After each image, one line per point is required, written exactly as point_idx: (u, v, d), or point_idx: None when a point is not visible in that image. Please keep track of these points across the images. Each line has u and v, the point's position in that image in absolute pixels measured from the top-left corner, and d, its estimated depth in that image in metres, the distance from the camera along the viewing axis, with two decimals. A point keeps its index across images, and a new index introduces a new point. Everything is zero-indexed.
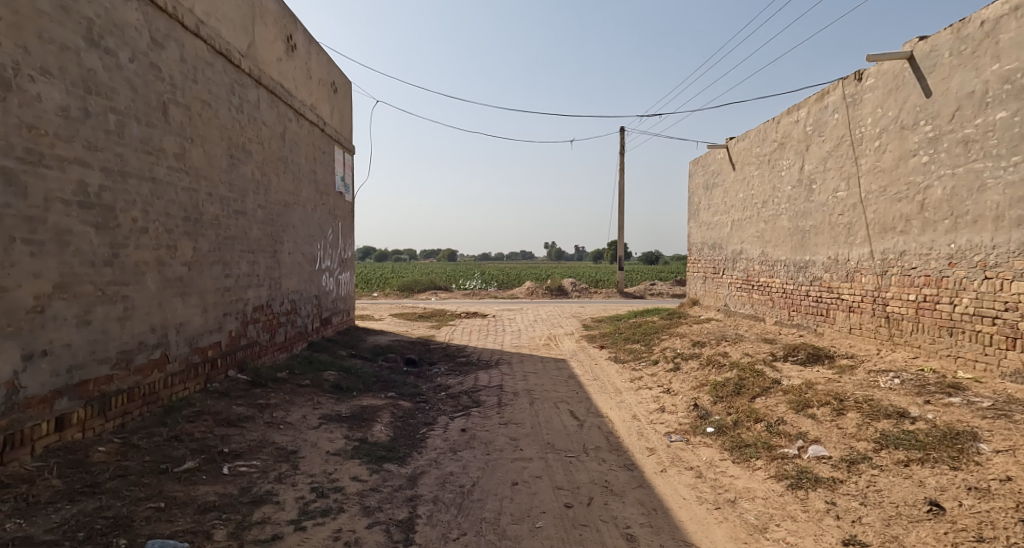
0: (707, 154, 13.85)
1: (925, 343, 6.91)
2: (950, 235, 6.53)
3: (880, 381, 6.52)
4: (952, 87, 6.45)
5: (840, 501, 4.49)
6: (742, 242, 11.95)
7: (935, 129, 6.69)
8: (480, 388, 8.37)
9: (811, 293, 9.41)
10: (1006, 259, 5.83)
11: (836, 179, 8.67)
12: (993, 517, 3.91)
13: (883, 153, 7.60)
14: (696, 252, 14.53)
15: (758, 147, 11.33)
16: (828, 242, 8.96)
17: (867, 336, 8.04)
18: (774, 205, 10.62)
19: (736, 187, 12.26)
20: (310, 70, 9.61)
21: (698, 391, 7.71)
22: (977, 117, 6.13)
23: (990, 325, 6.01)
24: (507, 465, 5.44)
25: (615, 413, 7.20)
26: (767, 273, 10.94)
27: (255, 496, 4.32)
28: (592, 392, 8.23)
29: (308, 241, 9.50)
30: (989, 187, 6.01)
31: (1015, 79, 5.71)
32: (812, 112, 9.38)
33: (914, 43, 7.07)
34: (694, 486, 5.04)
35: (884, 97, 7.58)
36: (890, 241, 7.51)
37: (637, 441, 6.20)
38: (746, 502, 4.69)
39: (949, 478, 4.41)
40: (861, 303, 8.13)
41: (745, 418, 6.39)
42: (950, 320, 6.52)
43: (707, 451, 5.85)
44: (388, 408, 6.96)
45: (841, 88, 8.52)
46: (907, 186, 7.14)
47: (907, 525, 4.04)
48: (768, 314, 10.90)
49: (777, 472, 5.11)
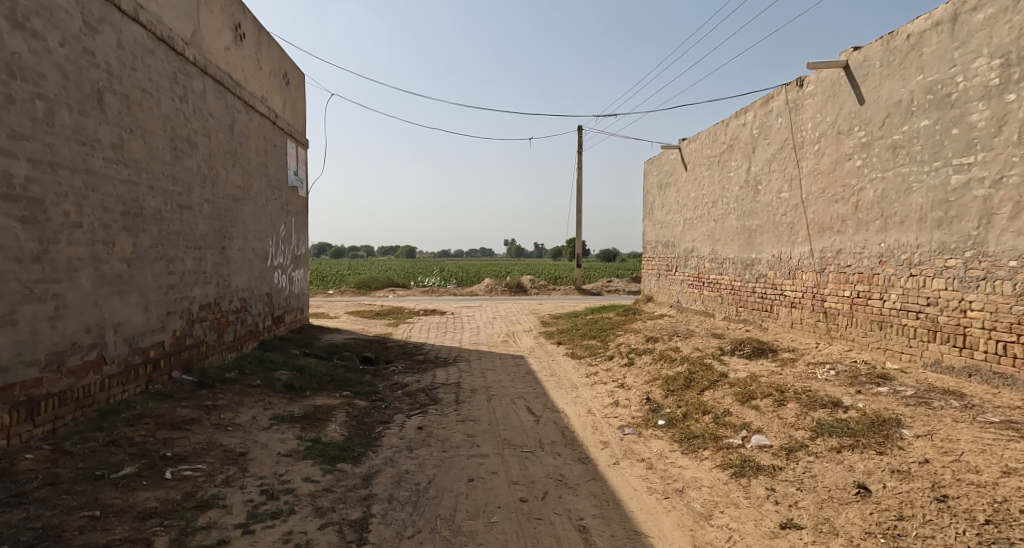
0: (661, 154, 14.20)
1: (859, 336, 7.33)
2: (880, 235, 6.93)
3: (818, 373, 6.88)
4: (882, 95, 6.84)
5: (778, 487, 4.73)
6: (694, 240, 12.33)
7: (868, 135, 7.09)
8: (438, 385, 8.37)
9: (757, 289, 9.80)
10: (929, 257, 6.22)
11: (780, 181, 9.06)
12: (913, 496, 4.18)
13: (823, 156, 7.99)
14: (651, 250, 14.87)
15: (709, 148, 11.69)
16: (772, 240, 9.36)
17: (807, 330, 8.45)
18: (723, 205, 11.00)
19: (688, 187, 12.61)
20: (260, 61, 9.36)
21: (651, 385, 7.93)
22: (904, 125, 6.52)
23: (915, 319, 6.42)
24: (463, 461, 5.49)
25: (570, 408, 7.34)
26: (716, 270, 11.32)
27: (200, 501, 4.23)
28: (549, 388, 8.36)
29: (259, 237, 9.27)
30: (914, 190, 6.39)
31: (936, 90, 6.10)
32: (757, 115, 9.77)
33: (849, 52, 7.44)
34: (645, 477, 5.22)
35: (823, 103, 7.98)
36: (828, 240, 7.91)
37: (591, 435, 6.34)
38: (693, 491, 4.88)
39: (876, 463, 4.70)
40: (802, 299, 8.53)
41: (694, 411, 6.63)
42: (880, 315, 6.93)
43: (658, 443, 6.04)
44: (342, 408, 6.88)
45: (785, 93, 8.90)
46: (844, 188, 7.54)
47: (837, 507, 4.30)
48: (718, 310, 11.28)
49: (723, 461, 5.34)
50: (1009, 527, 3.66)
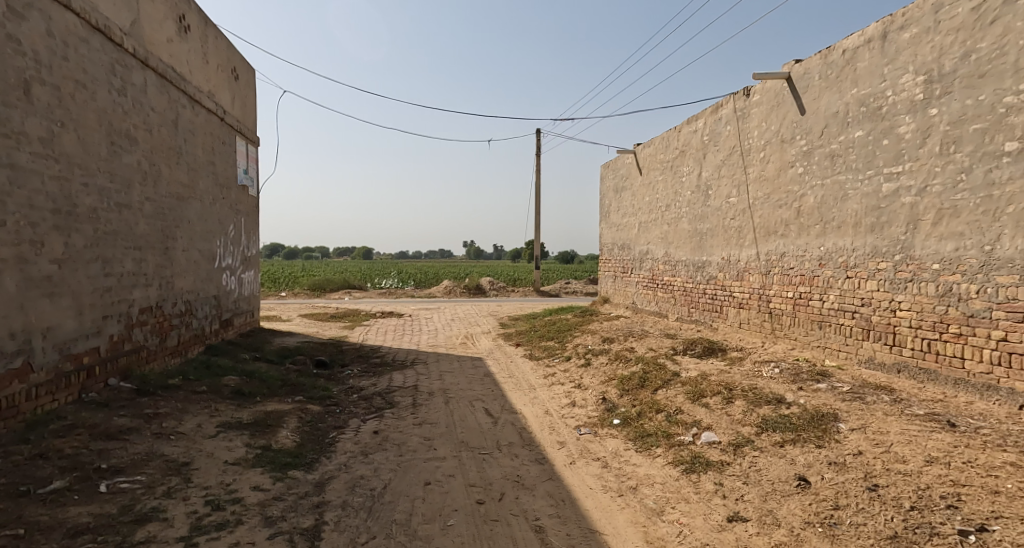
0: (617, 158, 14.49)
1: (801, 335, 7.69)
2: (820, 239, 7.29)
3: (764, 371, 7.18)
4: (821, 107, 7.21)
5: (726, 482, 4.92)
6: (648, 243, 12.63)
7: (808, 144, 7.46)
8: (394, 389, 8.31)
9: (708, 290, 10.13)
10: (863, 260, 6.59)
11: (729, 186, 9.40)
12: (847, 486, 4.42)
13: (768, 163, 8.34)
14: (607, 252, 15.15)
15: (662, 153, 12.01)
16: (722, 243, 9.70)
17: (754, 330, 8.79)
18: (676, 209, 11.32)
19: (643, 191, 12.92)
20: (206, 54, 9.08)
21: (606, 385, 8.10)
22: (841, 135, 6.88)
23: (851, 318, 6.79)
24: (420, 465, 5.48)
25: (527, 409, 7.41)
26: (669, 272, 11.64)
27: (139, 514, 4.08)
28: (507, 389, 8.41)
29: (206, 237, 8.98)
30: (850, 197, 6.75)
31: (869, 103, 6.47)
32: (707, 123, 10.11)
33: (791, 65, 7.79)
34: (600, 476, 5.33)
35: (768, 112, 8.33)
36: (773, 243, 8.25)
37: (548, 436, 6.43)
38: (646, 488, 5.02)
39: (815, 455, 4.95)
40: (749, 300, 8.87)
41: (648, 409, 6.81)
42: (820, 315, 7.29)
43: (613, 442, 6.18)
44: (294, 414, 6.75)
45: (733, 102, 9.25)
46: (787, 194, 7.89)
47: (780, 499, 4.50)
48: (671, 311, 11.59)
49: (674, 458, 5.51)
50: (931, 512, 3.92)
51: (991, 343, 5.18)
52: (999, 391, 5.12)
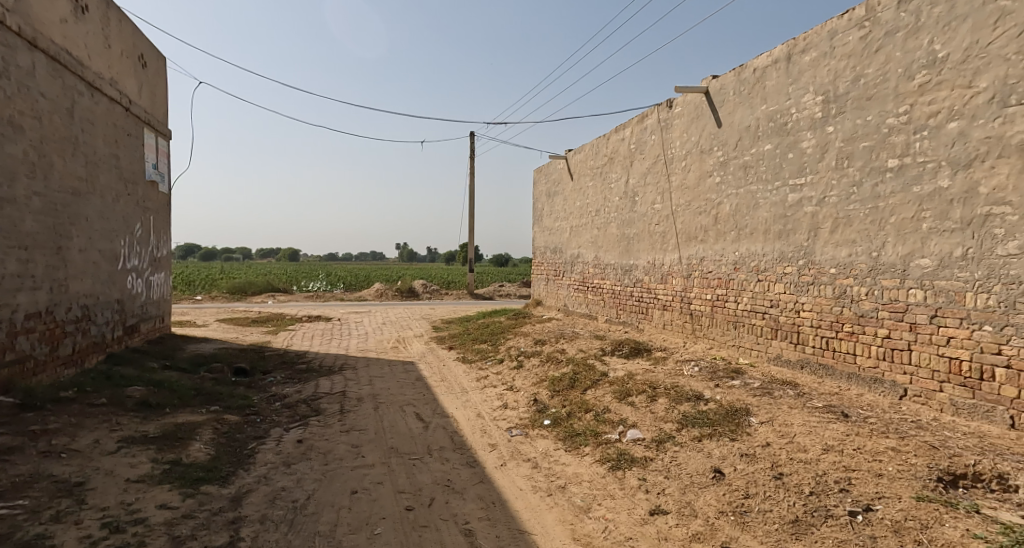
0: (549, 163, 14.76)
1: (718, 335, 8.14)
2: (735, 245, 7.75)
3: (685, 369, 7.55)
4: (735, 120, 7.68)
5: (649, 477, 5.14)
6: (579, 247, 12.95)
7: (724, 155, 7.92)
8: (321, 395, 8.09)
9: (634, 293, 10.51)
10: (772, 265, 7.07)
11: (653, 193, 9.81)
12: (756, 475, 4.74)
13: (689, 173, 8.78)
14: (540, 255, 15.39)
15: (592, 160, 12.35)
16: (647, 248, 10.10)
17: (676, 331, 9.22)
18: (605, 214, 11.68)
19: (574, 196, 13.24)
20: (107, 39, 8.50)
21: (538, 386, 8.24)
22: (752, 147, 7.36)
23: (761, 319, 7.26)
24: (346, 473, 5.37)
25: (459, 413, 7.43)
26: (599, 275, 11.98)
27: (21, 543, 3.78)
28: (439, 393, 8.39)
29: (107, 237, 8.40)
30: (761, 205, 7.23)
31: (776, 119, 6.96)
32: (634, 132, 10.51)
33: (708, 80, 8.25)
34: (530, 476, 5.43)
35: (688, 124, 8.78)
36: (694, 248, 8.69)
37: (479, 439, 6.47)
38: (574, 487, 5.16)
39: (729, 448, 5.27)
40: (672, 302, 9.29)
41: (577, 409, 7.00)
42: (735, 316, 7.75)
43: (543, 442, 6.31)
44: (209, 425, 6.44)
45: (657, 113, 9.67)
46: (706, 202, 8.34)
47: (697, 491, 4.75)
48: (600, 313, 11.93)
49: (601, 456, 5.70)
50: (827, 496, 4.26)
51: (878, 340, 5.71)
52: (884, 383, 5.65)
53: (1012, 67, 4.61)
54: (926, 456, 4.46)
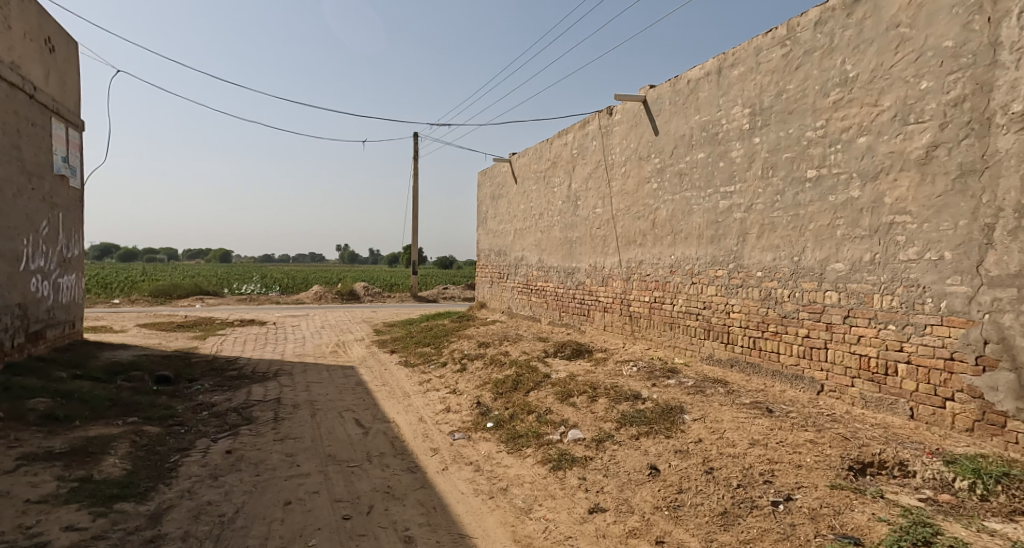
0: (493, 166, 14.83)
1: (656, 336, 8.41)
2: (671, 249, 8.04)
3: (624, 370, 7.76)
4: (671, 129, 7.97)
5: (588, 476, 5.26)
6: (523, 249, 13.06)
7: (661, 162, 8.21)
8: (253, 403, 7.80)
9: (577, 295, 10.70)
10: (705, 268, 7.38)
11: (595, 198, 10.03)
12: (688, 470, 4.93)
13: (628, 178, 9.04)
14: (484, 258, 15.41)
15: (535, 163, 12.50)
16: (589, 251, 10.31)
17: (616, 332, 9.46)
18: (548, 217, 11.84)
19: (518, 199, 13.35)
20: (7, 19, 7.88)
21: (481, 389, 8.25)
22: (687, 156, 7.67)
23: (695, 320, 7.57)
24: (279, 484, 5.21)
25: (400, 418, 7.34)
26: (542, 278, 12.12)
27: None
28: (380, 398, 8.26)
29: (6, 235, 7.78)
30: (695, 211, 7.53)
31: (709, 129, 7.28)
32: (576, 137, 10.71)
33: (646, 89, 8.52)
34: (471, 480, 5.44)
35: (627, 131, 9.04)
36: (633, 252, 8.94)
37: (421, 443, 6.42)
38: (516, 489, 5.21)
39: (664, 445, 5.46)
40: (613, 304, 9.52)
41: (520, 411, 7.06)
42: (671, 317, 8.03)
43: (486, 445, 6.33)
44: (126, 438, 6.08)
45: (598, 119, 9.91)
46: (644, 207, 8.61)
47: (634, 488, 4.90)
48: (544, 315, 12.07)
49: (543, 457, 5.78)
50: (753, 488, 4.49)
51: (799, 339, 6.07)
52: (803, 379, 6.02)
53: (910, 89, 5.01)
54: (839, 447, 4.78)
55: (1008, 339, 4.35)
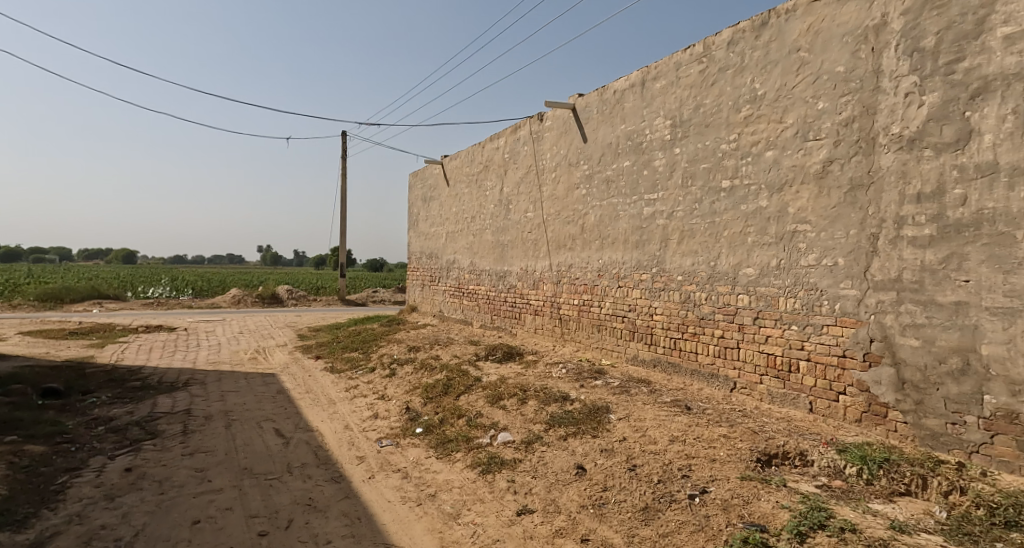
0: (425, 168, 14.71)
1: (584, 338, 8.63)
2: (599, 253, 8.27)
3: (553, 372, 7.90)
4: (599, 137, 8.22)
5: (517, 478, 5.31)
6: (455, 252, 13.02)
7: (590, 169, 8.44)
8: (158, 416, 7.32)
9: (508, 298, 10.79)
10: (631, 272, 7.64)
11: (526, 202, 10.16)
12: (613, 468, 5.09)
13: (558, 184, 9.22)
14: (415, 261, 15.23)
15: (467, 167, 12.50)
16: (520, 255, 10.42)
17: (547, 335, 9.61)
18: (480, 221, 11.87)
19: (450, 202, 13.30)
20: None
21: (410, 394, 8.14)
22: (614, 163, 7.92)
23: (621, 322, 7.82)
24: (188, 502, 4.93)
25: (325, 426, 7.13)
26: (474, 281, 12.12)
27: None
28: (303, 406, 7.98)
29: None
30: (621, 217, 7.79)
31: (633, 138, 7.56)
32: (508, 141, 10.81)
33: (575, 97, 8.74)
34: (399, 487, 5.36)
35: (558, 138, 9.24)
36: (563, 256, 9.12)
37: (346, 452, 6.26)
38: (444, 494, 5.18)
39: (591, 444, 5.61)
40: (543, 307, 9.67)
41: (450, 415, 7.02)
42: (599, 319, 8.26)
43: (415, 451, 6.26)
44: (4, 459, 5.55)
45: (529, 125, 10.05)
46: (573, 212, 8.81)
47: (561, 488, 5.00)
48: (475, 318, 12.08)
49: (472, 461, 5.78)
50: (672, 482, 4.70)
51: (714, 340, 6.42)
52: (719, 377, 6.36)
53: (809, 108, 5.42)
54: (749, 441, 5.09)
55: (889, 338, 4.80)
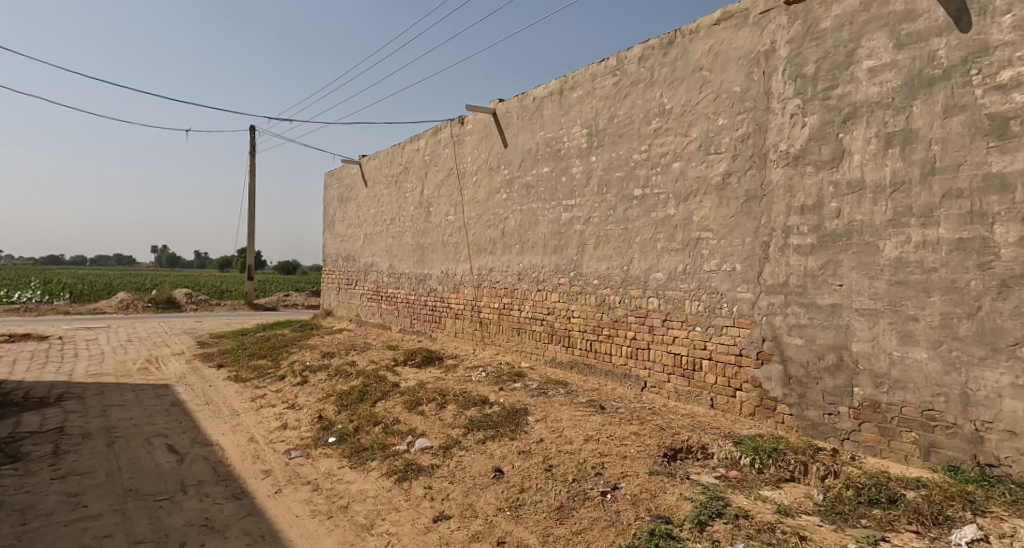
0: (342, 167, 14.28)
1: (504, 341, 8.70)
2: (519, 257, 8.37)
3: (472, 376, 7.90)
4: (518, 142, 8.34)
5: (434, 484, 5.27)
6: (373, 255, 12.72)
7: (510, 173, 8.53)
8: (25, 436, 6.60)
9: (428, 302, 10.68)
10: (550, 276, 7.79)
11: (447, 205, 10.11)
12: (529, 470, 5.17)
13: (479, 187, 9.26)
14: (331, 263, 14.71)
15: (387, 167, 12.27)
16: (441, 258, 10.34)
17: (467, 339, 9.60)
18: (400, 223, 11.68)
19: (368, 203, 12.98)
20: None
21: (324, 402, 7.85)
22: (533, 168, 8.07)
23: (540, 325, 7.96)
24: (59, 531, 4.48)
25: (226, 439, 6.72)
26: (393, 284, 11.89)
27: None
28: (202, 419, 7.48)
29: None
30: (540, 221, 7.94)
31: (552, 145, 7.74)
32: (428, 143, 10.73)
33: (495, 102, 8.82)
34: (308, 501, 5.17)
35: (478, 141, 9.28)
36: (483, 259, 9.15)
37: (250, 466, 5.94)
38: (357, 505, 5.05)
39: (509, 447, 5.66)
40: (464, 311, 9.66)
41: (366, 423, 6.84)
42: (519, 322, 8.36)
43: (327, 462, 6.05)
44: None
45: (449, 127, 10.03)
46: (494, 216, 8.88)
47: (478, 492, 5.01)
48: (395, 322, 11.85)
49: (388, 469, 5.67)
50: (586, 481, 4.84)
51: (627, 341, 6.69)
52: (631, 377, 6.64)
53: (710, 123, 5.79)
54: (657, 437, 5.34)
55: (778, 337, 5.22)
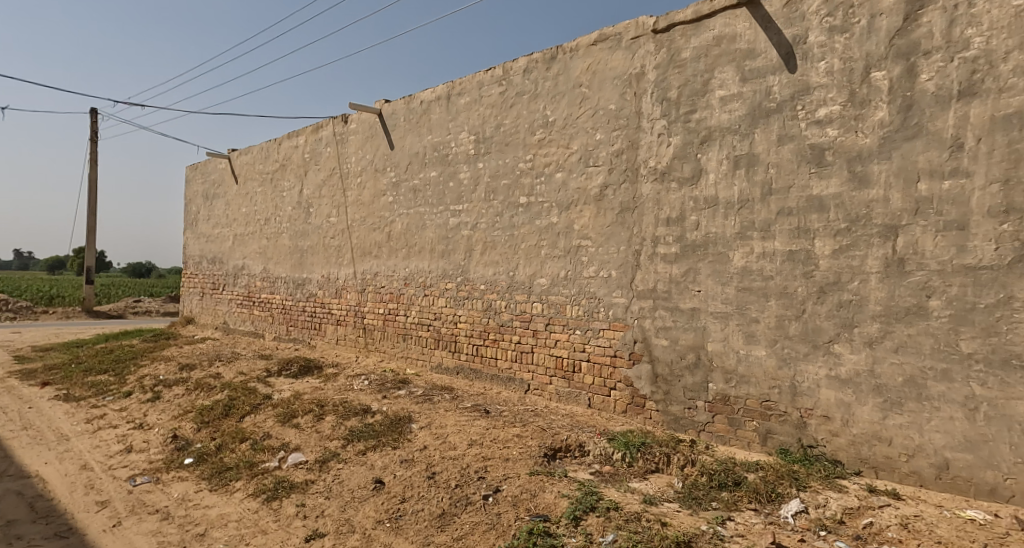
0: (207, 162, 13.15)
1: (389, 348, 8.52)
2: (405, 262, 8.32)
3: (354, 384, 7.63)
4: (405, 145, 8.37)
5: (308, 501, 5.01)
6: (244, 257, 11.80)
7: (397, 176, 8.51)
8: None
9: (307, 308, 10.14)
10: (437, 281, 7.83)
11: (328, 206, 9.75)
12: (411, 478, 5.12)
13: (364, 189, 9.08)
14: (193, 266, 13.40)
15: (260, 164, 11.54)
16: (321, 261, 9.90)
17: (349, 346, 9.25)
18: (275, 223, 11.00)
19: (238, 201, 12.07)
20: None
21: (180, 419, 7.09)
22: (420, 172, 8.14)
23: (427, 330, 7.94)
24: None
25: (50, 469, 5.81)
26: (267, 289, 11.11)
27: None
28: (17, 447, 6.39)
29: None
30: (427, 226, 7.99)
31: (440, 150, 7.88)
32: (309, 140, 10.30)
33: (381, 103, 8.77)
34: (156, 532, 4.64)
35: (363, 142, 9.14)
36: (367, 263, 8.94)
37: (81, 498, 5.19)
38: (217, 531, 4.64)
39: (391, 456, 5.55)
40: (346, 317, 9.31)
41: (230, 440, 6.29)
42: (405, 328, 8.26)
43: (180, 486, 5.47)
44: None
45: (332, 125, 9.76)
46: (379, 218, 8.75)
47: (356, 506, 4.86)
48: (268, 330, 11.06)
49: (255, 488, 5.27)
50: (469, 485, 4.91)
51: (512, 346, 6.94)
52: (514, 381, 6.88)
53: (589, 137, 6.33)
54: (538, 438, 5.59)
55: (647, 338, 5.77)
